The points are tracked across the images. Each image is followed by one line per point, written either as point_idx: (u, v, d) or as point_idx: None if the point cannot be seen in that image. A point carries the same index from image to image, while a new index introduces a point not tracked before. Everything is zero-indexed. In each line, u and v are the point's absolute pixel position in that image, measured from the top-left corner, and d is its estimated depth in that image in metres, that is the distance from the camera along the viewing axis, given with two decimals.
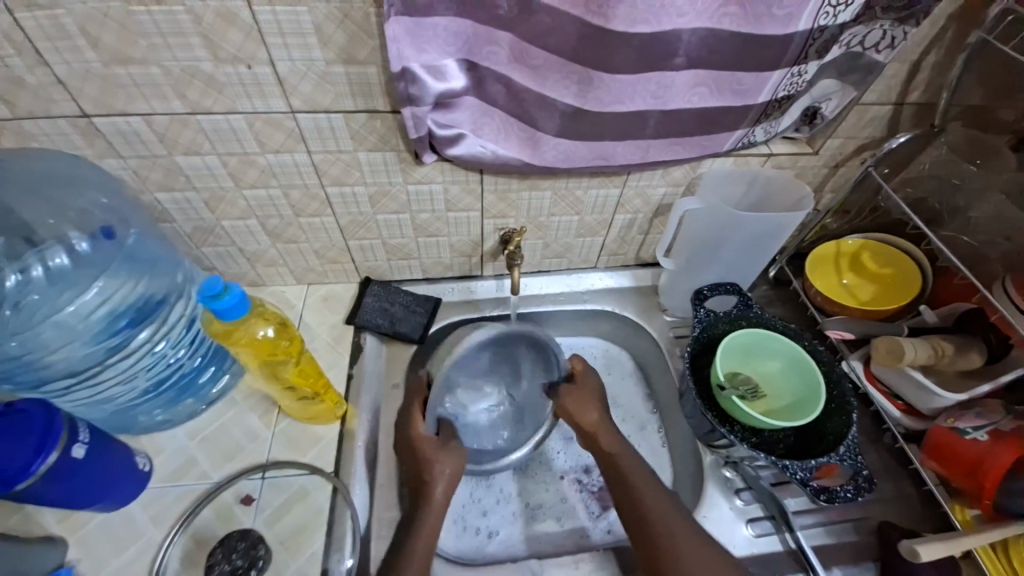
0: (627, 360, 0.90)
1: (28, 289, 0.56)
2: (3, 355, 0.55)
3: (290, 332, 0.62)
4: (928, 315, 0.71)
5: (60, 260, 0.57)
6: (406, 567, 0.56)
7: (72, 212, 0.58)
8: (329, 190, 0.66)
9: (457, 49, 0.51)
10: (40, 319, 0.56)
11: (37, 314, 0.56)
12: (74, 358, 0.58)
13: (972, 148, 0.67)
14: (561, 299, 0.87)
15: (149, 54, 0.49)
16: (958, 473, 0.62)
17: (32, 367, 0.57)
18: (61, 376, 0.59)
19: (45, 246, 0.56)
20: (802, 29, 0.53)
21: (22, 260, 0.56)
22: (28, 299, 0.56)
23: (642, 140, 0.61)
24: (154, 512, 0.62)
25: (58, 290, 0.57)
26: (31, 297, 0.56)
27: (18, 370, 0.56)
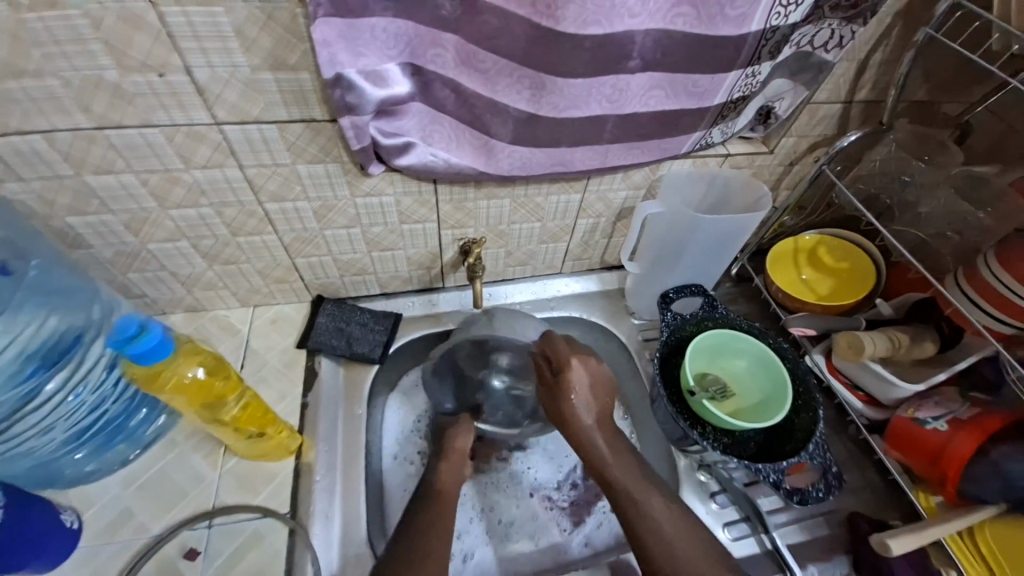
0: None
1: None
2: None
3: (226, 370, 0.56)
4: (883, 307, 0.72)
5: None
6: None
7: None
8: (268, 207, 0.61)
9: (399, 53, 0.48)
10: None
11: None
12: None
13: (921, 144, 0.69)
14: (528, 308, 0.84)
15: (43, 65, 0.43)
16: (921, 462, 0.64)
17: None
18: None
19: None
20: (754, 29, 0.52)
21: None
22: None
23: (600, 145, 0.59)
24: (87, 575, 0.56)
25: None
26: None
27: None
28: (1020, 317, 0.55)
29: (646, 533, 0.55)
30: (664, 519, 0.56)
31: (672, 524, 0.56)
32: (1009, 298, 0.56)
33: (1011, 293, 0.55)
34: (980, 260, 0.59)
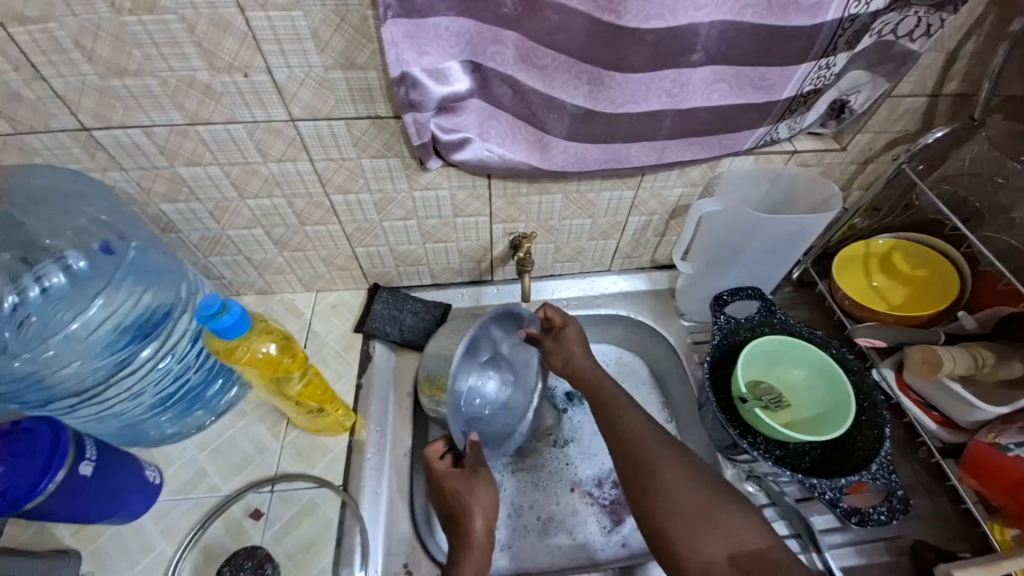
0: (637, 372, 0.85)
1: (27, 309, 0.55)
2: (11, 376, 0.55)
3: (294, 348, 0.60)
4: (965, 321, 0.67)
5: (56, 279, 0.56)
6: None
7: (69, 230, 0.57)
8: (333, 198, 0.65)
9: (461, 51, 0.49)
10: (43, 340, 0.55)
11: (44, 331, 0.55)
12: (80, 376, 0.58)
13: (1015, 143, 0.61)
14: (581, 306, 0.84)
15: (145, 65, 0.48)
16: (999, 491, 0.59)
17: (40, 385, 0.57)
18: (69, 395, 0.59)
19: (41, 266, 0.56)
20: (831, 19, 0.49)
21: (19, 281, 0.55)
22: (31, 319, 0.55)
23: (658, 141, 0.58)
24: (165, 525, 0.62)
25: (60, 309, 0.56)
26: (33, 316, 0.55)
27: (24, 389, 0.56)
28: None
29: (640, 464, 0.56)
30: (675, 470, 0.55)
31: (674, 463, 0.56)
32: None
33: None
34: None
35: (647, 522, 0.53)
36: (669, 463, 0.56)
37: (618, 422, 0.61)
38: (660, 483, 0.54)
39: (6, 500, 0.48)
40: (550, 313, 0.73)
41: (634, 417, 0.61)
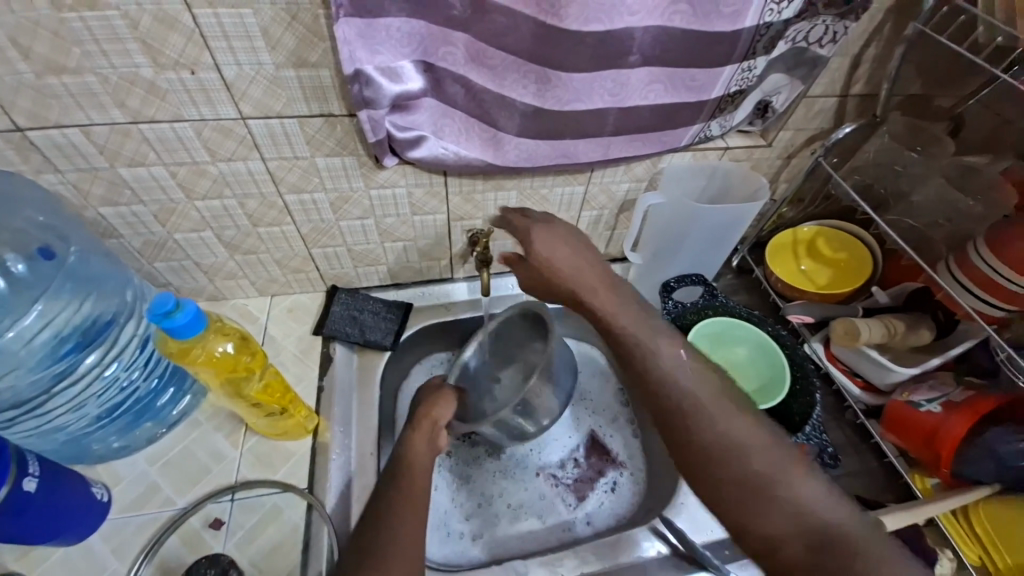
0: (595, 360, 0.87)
1: None
2: None
3: (251, 347, 0.60)
4: (880, 296, 0.75)
5: None
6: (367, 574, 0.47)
7: (6, 232, 0.54)
8: (287, 198, 0.64)
9: (412, 51, 0.51)
10: None
11: None
12: (17, 387, 0.55)
13: (914, 135, 0.71)
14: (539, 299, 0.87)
15: (83, 62, 0.47)
16: (917, 445, 0.66)
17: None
18: (5, 407, 0.56)
19: None
20: (749, 25, 0.54)
21: None
22: None
23: (603, 137, 0.61)
24: (116, 543, 0.59)
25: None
26: None
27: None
28: (999, 296, 0.58)
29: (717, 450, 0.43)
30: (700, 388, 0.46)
31: (690, 370, 0.48)
32: (994, 277, 0.58)
33: (996, 274, 0.58)
34: (970, 245, 0.61)
35: (709, 491, 0.43)
36: (763, 453, 0.42)
37: (669, 392, 0.46)
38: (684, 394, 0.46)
39: None
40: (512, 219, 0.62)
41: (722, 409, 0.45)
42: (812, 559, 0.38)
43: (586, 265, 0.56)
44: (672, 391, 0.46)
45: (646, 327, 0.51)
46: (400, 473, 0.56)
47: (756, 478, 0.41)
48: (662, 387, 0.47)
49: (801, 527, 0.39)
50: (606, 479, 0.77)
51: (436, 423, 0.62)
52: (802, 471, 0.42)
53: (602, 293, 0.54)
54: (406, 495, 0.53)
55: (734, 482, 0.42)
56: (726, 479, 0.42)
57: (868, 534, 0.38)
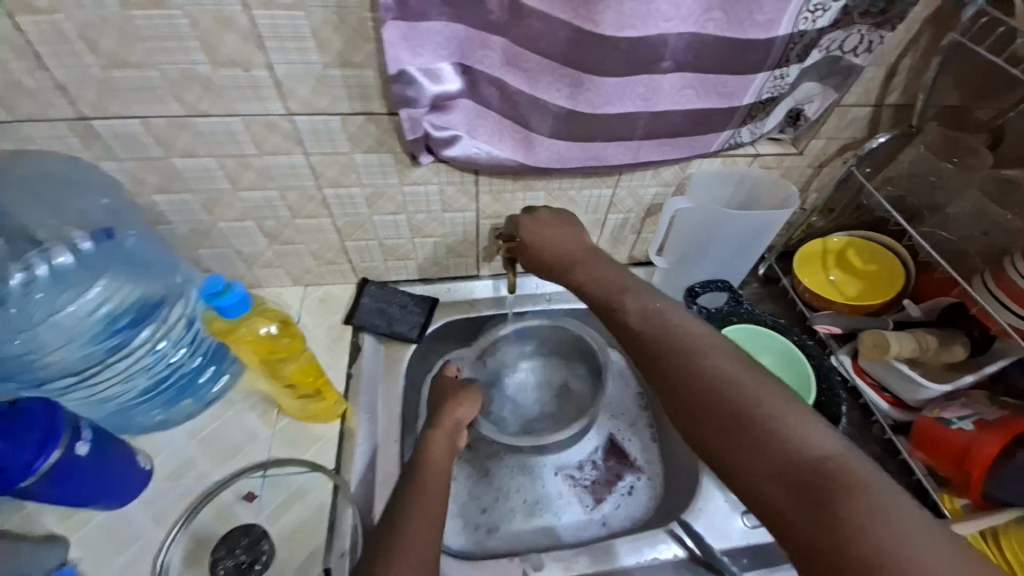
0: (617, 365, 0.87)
1: (32, 287, 0.56)
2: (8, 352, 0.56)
3: (292, 330, 0.63)
4: (911, 310, 0.73)
5: (64, 259, 0.58)
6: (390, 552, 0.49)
7: (72, 212, 0.60)
8: (326, 192, 0.68)
9: (451, 53, 0.53)
10: (42, 319, 0.57)
11: (43, 310, 0.57)
12: (76, 357, 0.59)
13: (950, 146, 0.70)
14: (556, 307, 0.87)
15: (147, 58, 0.50)
16: (946, 463, 0.64)
17: (36, 363, 0.58)
18: (64, 375, 0.60)
19: (50, 246, 0.57)
20: (782, 33, 0.55)
21: (26, 259, 0.56)
22: (32, 297, 0.56)
23: (632, 140, 0.62)
24: (155, 511, 0.62)
25: (63, 289, 0.58)
26: (35, 294, 0.56)
27: (20, 366, 0.57)
28: None
29: (694, 383, 0.44)
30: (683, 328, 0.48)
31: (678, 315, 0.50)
32: None
33: None
34: (1007, 261, 0.60)
35: (696, 424, 0.43)
36: (744, 382, 0.42)
37: (648, 335, 0.49)
38: (666, 335, 0.48)
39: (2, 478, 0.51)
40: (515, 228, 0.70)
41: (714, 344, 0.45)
42: (793, 486, 0.37)
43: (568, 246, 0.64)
44: (658, 334, 0.49)
45: (627, 287, 0.56)
46: (424, 460, 0.58)
47: (742, 406, 0.41)
48: (653, 324, 0.49)
49: (782, 454, 0.38)
50: (623, 481, 0.78)
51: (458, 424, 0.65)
52: (787, 402, 0.41)
53: (584, 265, 0.61)
54: (429, 481, 0.55)
55: (718, 409, 0.42)
56: (705, 407, 0.42)
57: (850, 457, 0.37)
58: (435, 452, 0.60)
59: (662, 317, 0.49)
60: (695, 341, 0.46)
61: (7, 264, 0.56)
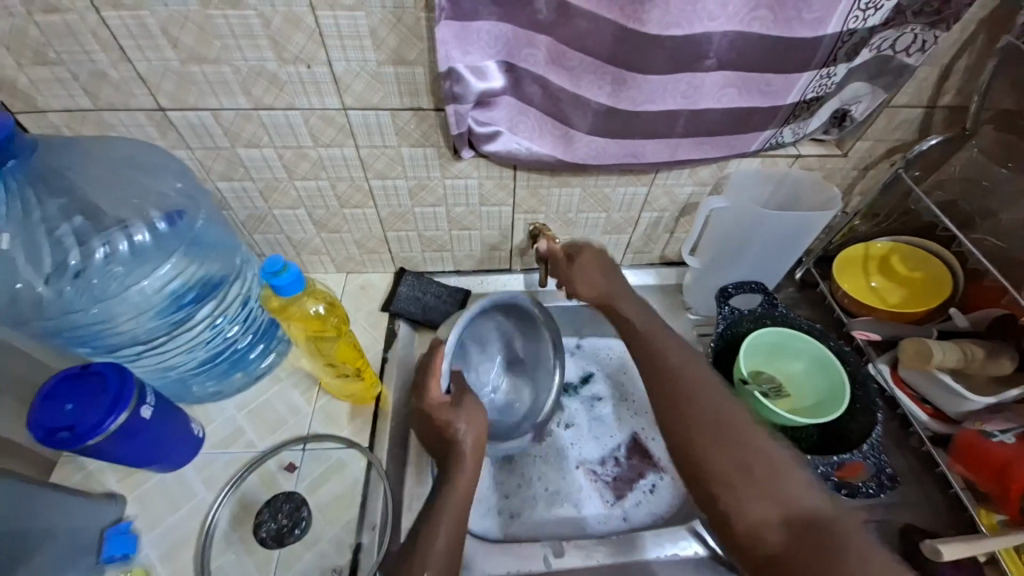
0: (616, 360, 0.88)
1: (113, 261, 0.62)
2: (88, 319, 0.61)
3: (338, 311, 0.67)
4: (957, 320, 0.72)
5: (141, 236, 0.63)
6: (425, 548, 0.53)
7: (153, 194, 0.64)
8: (372, 183, 0.71)
9: (498, 52, 0.55)
10: (120, 290, 0.62)
11: (121, 282, 0.62)
12: (145, 328, 0.64)
13: (1005, 151, 0.66)
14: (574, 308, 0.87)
15: (221, 54, 0.55)
16: (986, 477, 0.62)
17: (108, 330, 0.62)
18: (134, 343, 0.65)
19: (129, 223, 0.63)
20: (830, 32, 0.54)
21: (108, 234, 0.62)
22: (113, 269, 0.62)
23: (672, 138, 0.63)
24: (206, 475, 0.67)
25: (138, 262, 0.63)
26: (115, 266, 0.62)
27: (94, 332, 0.62)
28: None
29: (705, 451, 0.52)
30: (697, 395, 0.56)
31: (686, 368, 0.58)
32: None
33: None
34: None
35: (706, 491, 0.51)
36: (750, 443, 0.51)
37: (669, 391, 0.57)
38: (682, 403, 0.56)
39: (72, 434, 0.53)
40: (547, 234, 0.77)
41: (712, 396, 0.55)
42: (794, 531, 0.45)
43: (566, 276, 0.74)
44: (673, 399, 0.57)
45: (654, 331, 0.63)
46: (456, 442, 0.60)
47: (752, 465, 0.50)
48: (661, 373, 0.59)
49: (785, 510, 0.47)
50: (646, 479, 0.78)
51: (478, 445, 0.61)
52: (786, 467, 0.50)
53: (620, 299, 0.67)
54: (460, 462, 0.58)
55: (731, 466, 0.50)
56: (719, 476, 0.51)
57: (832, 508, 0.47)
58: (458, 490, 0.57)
59: (669, 367, 0.59)
60: (697, 390, 0.56)
61: (92, 238, 0.61)
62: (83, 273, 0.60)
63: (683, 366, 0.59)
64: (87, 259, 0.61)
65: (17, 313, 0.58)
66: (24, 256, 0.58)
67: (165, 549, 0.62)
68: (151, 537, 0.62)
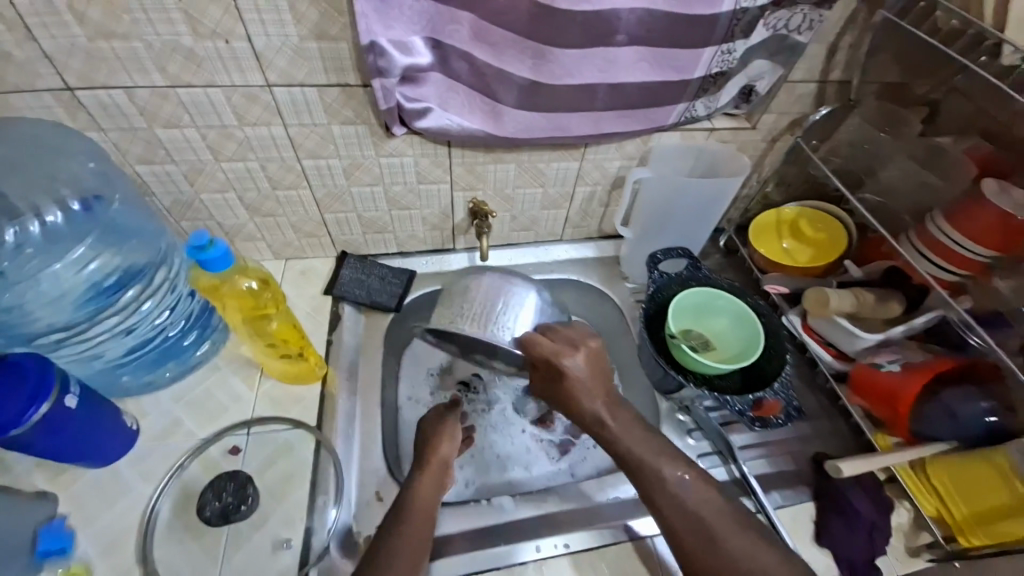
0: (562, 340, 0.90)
1: (25, 244, 0.60)
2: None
3: (272, 288, 0.67)
4: (853, 271, 0.80)
5: (54, 217, 0.61)
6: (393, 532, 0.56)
7: (65, 176, 0.61)
8: (305, 163, 0.71)
9: (422, 28, 0.57)
10: (33, 274, 0.60)
11: (33, 267, 0.60)
12: (64, 314, 0.62)
13: (884, 118, 0.75)
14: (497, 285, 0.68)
15: (132, 29, 0.53)
16: (879, 404, 0.72)
17: (19, 317, 0.60)
18: (54, 331, 0.62)
19: (40, 205, 0.61)
20: (725, 9, 0.60)
21: (19, 217, 0.60)
22: (26, 253, 0.60)
23: (594, 112, 0.67)
24: (143, 468, 0.65)
25: (53, 244, 0.61)
26: (27, 249, 0.60)
27: (3, 320, 0.59)
28: (955, 264, 0.65)
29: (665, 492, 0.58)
30: (639, 442, 0.60)
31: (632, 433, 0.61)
32: (953, 249, 0.64)
33: (956, 246, 0.64)
34: (929, 218, 0.68)
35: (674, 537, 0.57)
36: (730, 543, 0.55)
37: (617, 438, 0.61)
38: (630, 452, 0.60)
39: None
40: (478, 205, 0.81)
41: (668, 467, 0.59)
42: None
43: (552, 387, 0.63)
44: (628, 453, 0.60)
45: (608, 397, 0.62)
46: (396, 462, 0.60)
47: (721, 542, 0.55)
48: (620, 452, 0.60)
49: None
50: (591, 435, 0.82)
51: (445, 463, 0.64)
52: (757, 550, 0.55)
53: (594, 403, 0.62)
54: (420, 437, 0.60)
55: (697, 535, 0.56)
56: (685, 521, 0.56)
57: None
58: (422, 496, 0.61)
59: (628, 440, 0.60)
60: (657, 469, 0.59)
61: (0, 223, 0.59)
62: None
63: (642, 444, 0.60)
64: None
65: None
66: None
67: (104, 544, 0.60)
68: (86, 534, 0.60)
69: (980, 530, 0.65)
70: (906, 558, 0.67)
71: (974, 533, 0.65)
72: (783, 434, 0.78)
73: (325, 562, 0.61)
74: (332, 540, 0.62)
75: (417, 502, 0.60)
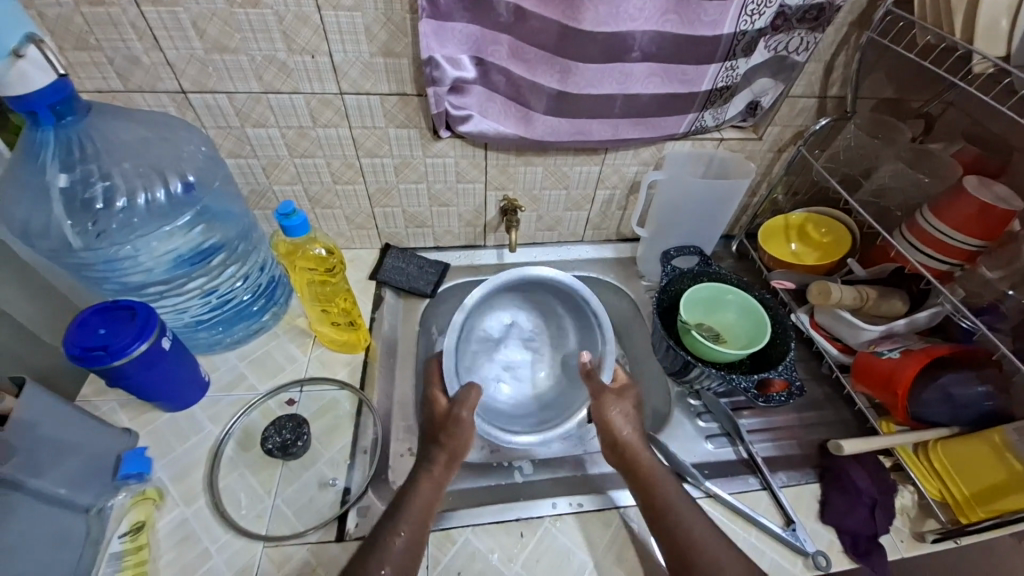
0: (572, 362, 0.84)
1: (153, 209, 0.72)
2: (122, 256, 0.70)
3: (340, 258, 0.79)
4: (857, 270, 0.85)
5: (176, 188, 0.73)
6: (402, 502, 0.62)
7: (184, 156, 0.73)
8: (363, 161, 0.83)
9: (469, 48, 0.69)
10: (150, 233, 0.71)
11: (151, 228, 0.71)
12: (168, 269, 0.74)
13: (877, 126, 0.84)
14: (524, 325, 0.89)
15: (241, 45, 0.67)
16: (879, 389, 0.76)
17: (130, 268, 0.72)
18: (158, 282, 0.75)
19: (167, 177, 0.72)
20: (727, 31, 0.69)
21: (149, 187, 0.71)
22: (150, 216, 0.72)
23: (612, 119, 0.77)
24: (212, 413, 0.76)
25: (170, 213, 0.73)
26: (154, 214, 0.72)
27: (123, 269, 0.71)
28: (947, 254, 0.71)
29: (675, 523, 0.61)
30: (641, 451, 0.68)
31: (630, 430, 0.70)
32: (944, 240, 0.70)
33: (945, 238, 0.70)
34: (918, 213, 0.74)
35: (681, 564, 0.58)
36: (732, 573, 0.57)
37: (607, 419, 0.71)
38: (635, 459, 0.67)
39: (105, 351, 0.61)
40: (510, 200, 0.91)
41: (697, 525, 0.61)
42: None
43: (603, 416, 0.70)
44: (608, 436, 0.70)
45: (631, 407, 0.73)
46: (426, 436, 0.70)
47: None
48: (637, 483, 0.66)
49: None
50: None
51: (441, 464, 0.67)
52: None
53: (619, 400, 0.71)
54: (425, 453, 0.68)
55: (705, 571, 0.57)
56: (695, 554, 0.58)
57: None
58: (414, 491, 0.64)
59: (639, 465, 0.66)
60: (687, 528, 0.60)
61: (137, 189, 0.70)
62: (127, 212, 0.70)
63: (676, 497, 0.63)
64: (131, 207, 0.70)
65: (50, 248, 0.67)
66: (57, 197, 0.66)
67: (176, 472, 0.70)
68: (163, 462, 0.71)
69: (980, 510, 0.66)
70: (911, 540, 0.69)
71: (974, 512, 0.67)
72: (787, 420, 0.83)
73: (361, 503, 0.68)
74: (369, 485, 0.70)
75: (419, 471, 0.66)
